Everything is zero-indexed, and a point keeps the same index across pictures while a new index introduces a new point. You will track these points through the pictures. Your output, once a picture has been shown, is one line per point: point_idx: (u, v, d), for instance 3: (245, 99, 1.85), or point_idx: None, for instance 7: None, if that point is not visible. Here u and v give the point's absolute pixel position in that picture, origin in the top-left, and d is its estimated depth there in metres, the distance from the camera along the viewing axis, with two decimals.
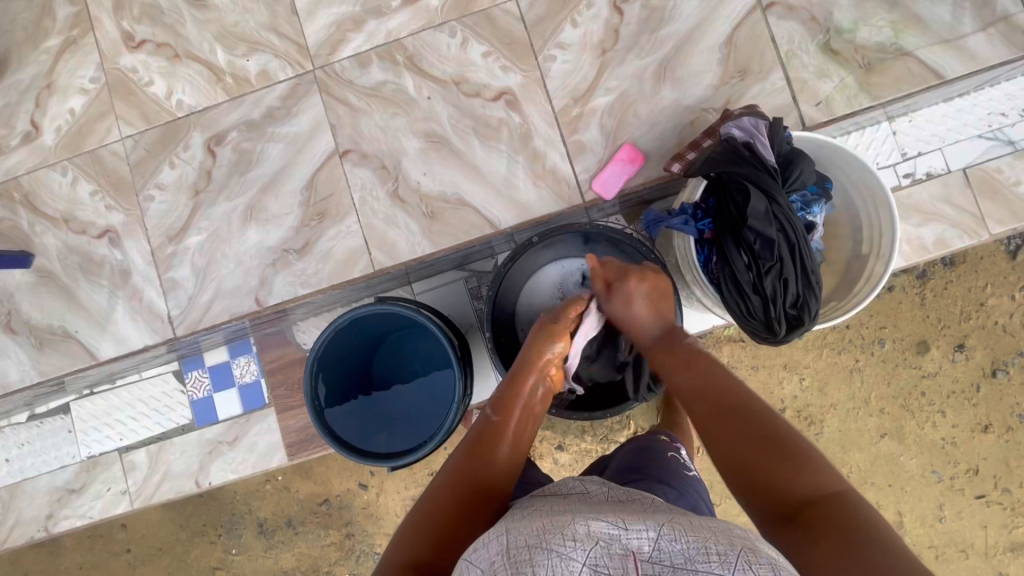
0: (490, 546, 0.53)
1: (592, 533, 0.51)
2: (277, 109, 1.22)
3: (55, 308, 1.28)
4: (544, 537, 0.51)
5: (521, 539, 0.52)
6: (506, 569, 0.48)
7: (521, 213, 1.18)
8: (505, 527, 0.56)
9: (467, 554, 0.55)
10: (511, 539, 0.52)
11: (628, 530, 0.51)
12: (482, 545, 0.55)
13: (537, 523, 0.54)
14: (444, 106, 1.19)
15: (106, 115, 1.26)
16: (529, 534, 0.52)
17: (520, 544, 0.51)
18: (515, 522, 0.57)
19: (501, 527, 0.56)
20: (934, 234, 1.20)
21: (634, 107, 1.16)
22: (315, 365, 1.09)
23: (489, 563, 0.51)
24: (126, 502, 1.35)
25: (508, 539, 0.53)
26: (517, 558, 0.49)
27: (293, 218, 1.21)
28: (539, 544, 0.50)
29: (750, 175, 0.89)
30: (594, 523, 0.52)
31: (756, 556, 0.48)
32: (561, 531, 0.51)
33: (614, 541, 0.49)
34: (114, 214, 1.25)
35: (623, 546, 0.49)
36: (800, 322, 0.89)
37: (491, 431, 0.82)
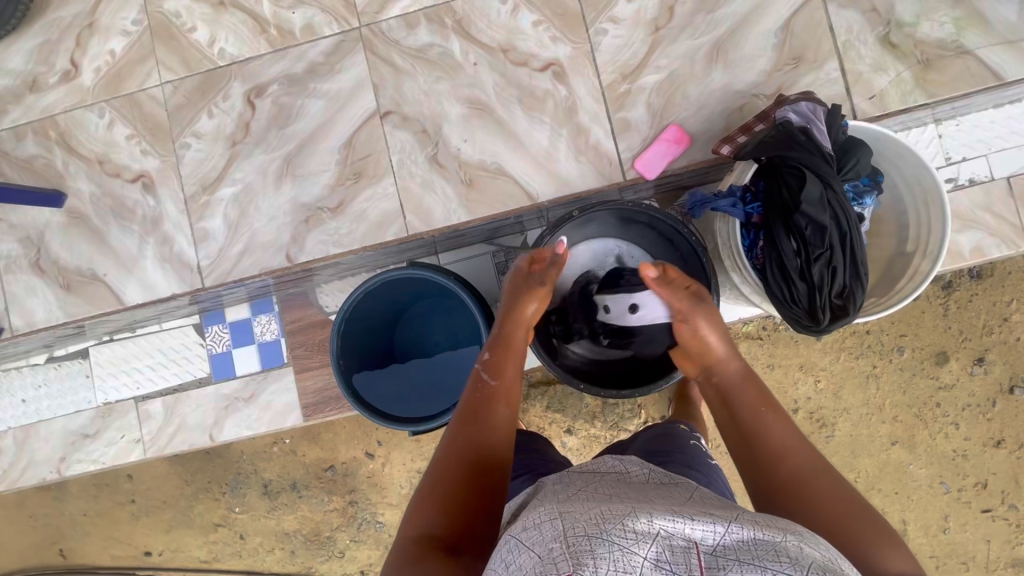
0: (544, 529, 0.55)
1: (652, 526, 0.51)
2: (320, 64, 1.20)
3: (83, 250, 1.27)
4: (603, 526, 0.52)
5: (578, 526, 0.53)
6: (565, 555, 0.49)
7: (560, 188, 1.16)
8: (558, 512, 0.57)
9: (519, 536, 0.57)
10: (566, 525, 0.54)
11: (691, 524, 0.51)
12: (534, 526, 0.56)
13: (592, 511, 0.56)
14: (489, 74, 1.17)
15: (146, 59, 1.25)
16: (586, 521, 0.53)
17: (578, 531, 0.52)
18: (567, 507, 0.58)
19: (554, 511, 0.57)
20: (971, 241, 1.19)
21: (683, 88, 1.14)
22: (343, 324, 1.09)
23: (545, 547, 0.52)
24: (139, 450, 1.36)
25: (563, 524, 0.54)
26: (576, 544, 0.50)
27: (328, 176, 1.20)
28: (598, 532, 0.51)
29: (805, 160, 0.87)
30: (654, 516, 0.53)
31: (822, 559, 0.48)
32: (620, 522, 0.52)
33: (675, 535, 0.50)
34: (149, 159, 1.24)
35: (685, 539, 0.49)
36: (844, 313, 0.88)
37: (485, 396, 0.84)
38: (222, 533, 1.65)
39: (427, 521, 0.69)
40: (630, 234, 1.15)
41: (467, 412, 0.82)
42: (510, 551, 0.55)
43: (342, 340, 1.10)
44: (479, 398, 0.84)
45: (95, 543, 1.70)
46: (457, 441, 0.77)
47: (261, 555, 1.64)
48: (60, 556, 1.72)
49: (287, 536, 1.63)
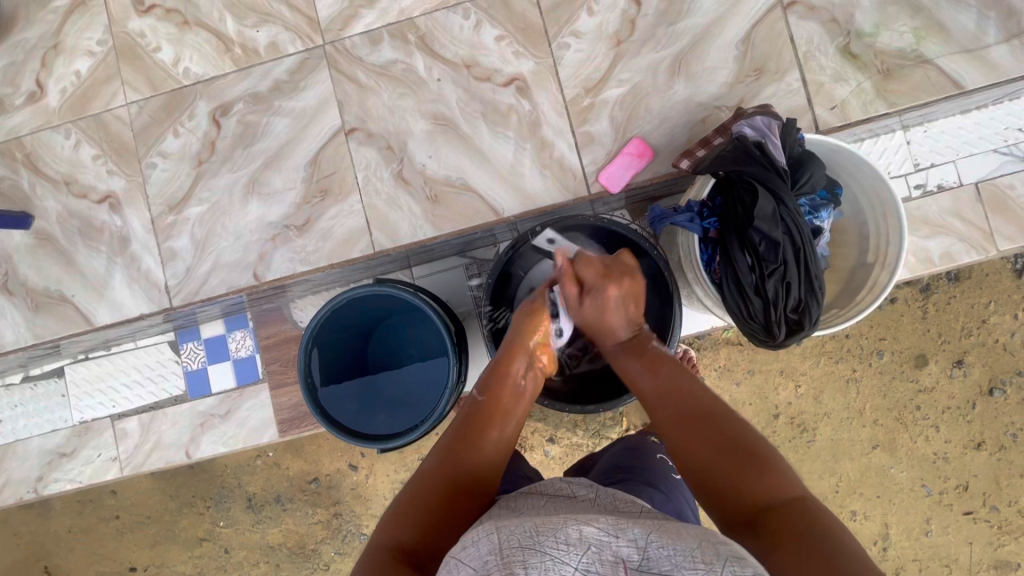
0: (481, 544, 0.55)
1: (583, 537, 0.53)
2: (285, 82, 1.20)
3: (53, 271, 1.27)
4: (537, 539, 0.53)
5: (513, 539, 0.54)
6: (498, 569, 0.50)
7: (526, 201, 1.16)
8: (494, 525, 0.58)
9: (457, 550, 0.57)
10: (502, 539, 0.54)
11: (619, 535, 0.53)
12: (472, 542, 0.57)
13: (527, 524, 0.56)
14: (453, 88, 1.18)
15: (112, 79, 1.25)
16: (522, 535, 0.54)
17: (513, 545, 0.53)
18: (505, 521, 0.59)
19: (492, 525, 0.58)
20: (941, 247, 1.19)
21: (646, 101, 1.14)
22: (310, 344, 1.09)
23: (480, 562, 0.52)
24: (116, 469, 1.35)
25: (500, 538, 0.55)
26: (508, 557, 0.51)
27: (296, 193, 1.20)
28: (532, 546, 0.52)
29: (758, 175, 0.87)
30: (585, 528, 0.54)
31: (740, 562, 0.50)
32: (554, 535, 0.53)
33: (604, 548, 0.51)
34: (116, 179, 1.24)
35: (614, 553, 0.51)
36: (801, 327, 0.88)
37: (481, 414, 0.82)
38: (207, 548, 1.65)
39: (400, 533, 0.68)
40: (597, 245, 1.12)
41: (460, 425, 0.81)
42: (449, 570, 0.56)
43: (311, 358, 1.10)
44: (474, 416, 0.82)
45: (80, 561, 1.69)
46: (442, 455, 0.76)
47: (247, 569, 1.64)
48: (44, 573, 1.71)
49: (272, 549, 1.62)
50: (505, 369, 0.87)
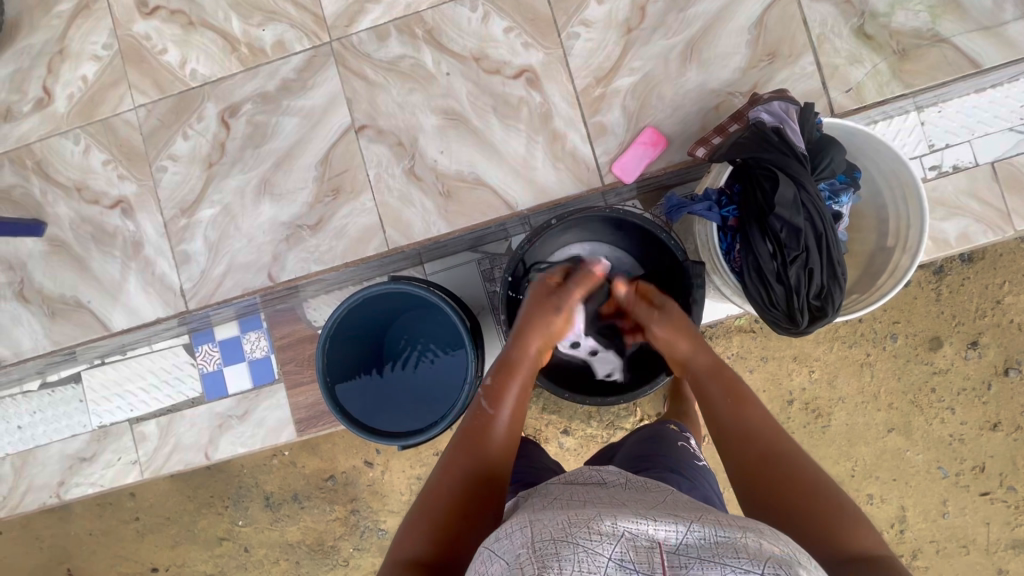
0: (513, 536, 0.55)
1: (616, 526, 0.52)
2: (292, 81, 1.20)
3: (67, 278, 1.27)
4: (570, 530, 0.53)
5: (545, 531, 0.53)
6: (533, 562, 0.49)
7: (539, 194, 1.16)
8: (525, 519, 0.57)
9: (490, 543, 0.57)
10: (535, 530, 0.54)
11: (653, 524, 0.53)
12: (503, 535, 0.56)
13: (559, 516, 0.56)
14: (462, 83, 1.16)
15: (119, 83, 1.24)
16: (554, 526, 0.53)
17: (545, 537, 0.52)
18: (536, 514, 0.59)
19: (522, 518, 0.57)
20: (957, 228, 1.18)
21: (658, 89, 1.13)
22: (327, 342, 1.09)
23: (514, 555, 0.52)
24: (136, 472, 1.36)
25: (531, 530, 0.54)
26: (543, 549, 0.50)
27: (307, 193, 1.20)
28: (565, 537, 0.51)
29: (778, 161, 0.87)
30: (619, 518, 0.53)
31: (778, 551, 0.50)
32: (586, 524, 0.53)
33: (638, 535, 0.51)
34: (127, 184, 1.24)
35: (648, 539, 0.51)
36: (823, 314, 0.87)
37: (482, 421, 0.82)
38: (227, 547, 1.66)
39: (416, 546, 0.69)
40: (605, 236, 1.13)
41: (462, 438, 0.81)
42: (481, 564, 0.55)
43: (327, 357, 1.10)
44: (476, 425, 0.82)
45: (103, 562, 1.71)
46: (448, 468, 0.76)
47: (266, 567, 1.65)
48: None
49: (291, 547, 1.63)
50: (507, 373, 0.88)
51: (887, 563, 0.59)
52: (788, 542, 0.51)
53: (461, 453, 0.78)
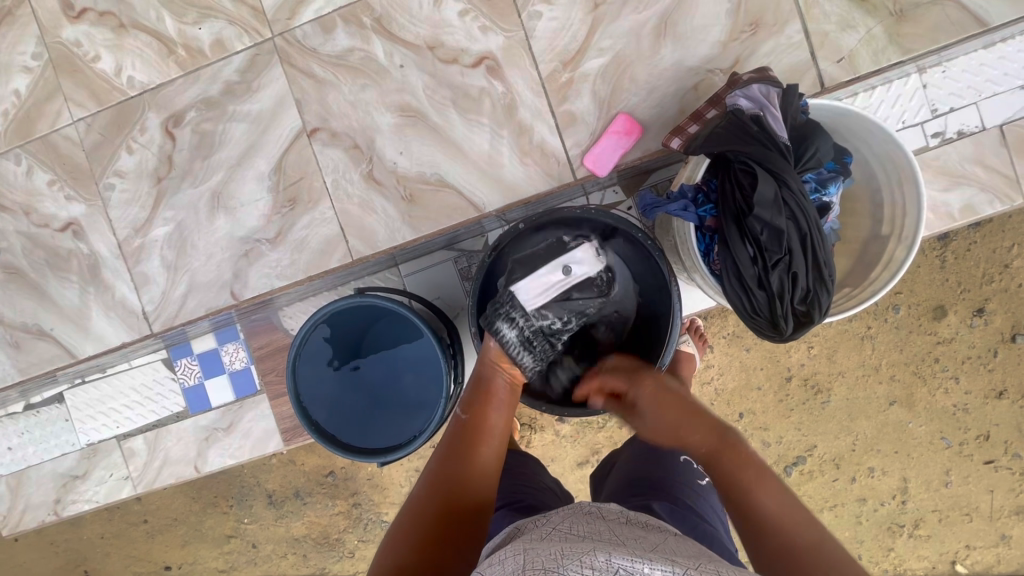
0: (505, 562, 0.52)
1: (611, 562, 0.49)
2: (236, 84, 1.11)
3: (28, 305, 1.23)
4: (562, 561, 0.50)
5: (539, 559, 0.51)
6: None
7: (508, 192, 1.08)
8: (520, 547, 0.55)
9: (483, 569, 0.55)
10: (527, 560, 0.51)
11: (648, 564, 0.49)
12: (497, 560, 0.54)
13: (556, 547, 0.54)
14: (418, 75, 1.08)
15: (54, 95, 1.16)
16: (548, 557, 0.51)
17: (538, 564, 0.50)
18: (532, 542, 0.56)
19: (517, 546, 0.55)
20: (962, 199, 1.09)
21: (630, 70, 1.04)
22: (297, 360, 1.08)
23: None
24: (130, 486, 1.32)
25: (525, 557, 0.52)
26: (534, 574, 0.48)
27: (265, 203, 1.13)
28: (557, 567, 0.49)
29: (756, 155, 0.79)
30: (614, 553, 0.51)
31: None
32: (579, 557, 0.50)
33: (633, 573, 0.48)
34: (76, 205, 1.18)
35: None
36: (809, 319, 0.81)
37: (468, 429, 0.85)
38: (235, 543, 1.67)
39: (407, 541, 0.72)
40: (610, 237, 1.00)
41: (447, 451, 0.82)
42: None
43: (298, 372, 1.09)
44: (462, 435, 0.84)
45: (115, 564, 1.73)
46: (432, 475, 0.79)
47: (275, 561, 1.66)
48: None
49: (297, 541, 1.64)
50: (484, 392, 0.88)
51: None
52: None
53: (446, 456, 0.81)
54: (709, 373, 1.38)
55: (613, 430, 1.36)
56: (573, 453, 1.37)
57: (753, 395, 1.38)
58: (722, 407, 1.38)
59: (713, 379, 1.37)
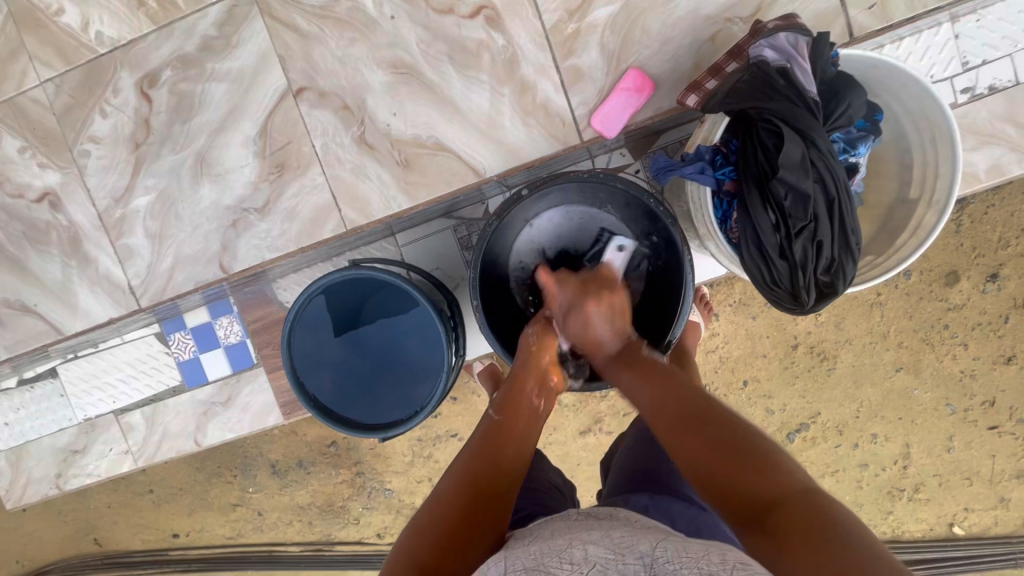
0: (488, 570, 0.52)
1: (587, 557, 0.49)
2: (213, 39, 1.03)
3: (11, 278, 1.17)
4: (540, 562, 0.50)
5: (519, 563, 0.51)
6: None
7: (510, 156, 1.01)
8: (504, 554, 0.55)
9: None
10: (507, 564, 0.51)
11: (623, 556, 0.49)
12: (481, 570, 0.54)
13: (538, 548, 0.54)
14: (411, 27, 0.99)
15: (18, 54, 1.07)
16: (527, 561, 0.51)
17: (516, 569, 0.50)
18: (517, 547, 0.56)
19: (500, 554, 0.55)
20: (989, 159, 1.02)
21: (642, 20, 0.95)
22: (295, 326, 1.03)
23: None
24: (131, 461, 1.28)
25: (507, 564, 0.52)
26: None
27: (251, 169, 1.06)
28: (534, 569, 0.49)
29: (782, 112, 0.73)
30: (590, 548, 0.51)
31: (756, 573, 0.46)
32: (556, 557, 0.50)
33: (609, 565, 0.48)
34: (50, 173, 1.11)
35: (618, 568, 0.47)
36: (832, 291, 0.76)
37: (498, 428, 0.76)
38: (241, 512, 1.66)
39: (419, 548, 0.61)
40: (614, 206, 0.99)
41: (479, 441, 0.74)
42: None
43: (295, 339, 1.03)
44: (495, 429, 0.76)
45: (123, 532, 1.73)
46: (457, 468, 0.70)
47: (280, 529, 1.66)
48: (95, 545, 1.74)
49: (302, 509, 1.63)
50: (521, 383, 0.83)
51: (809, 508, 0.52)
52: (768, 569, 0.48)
53: (472, 456, 0.72)
54: (715, 341, 1.34)
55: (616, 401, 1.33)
56: (576, 423, 1.35)
57: (758, 362, 1.34)
58: (726, 375, 1.36)
59: (718, 347, 1.34)
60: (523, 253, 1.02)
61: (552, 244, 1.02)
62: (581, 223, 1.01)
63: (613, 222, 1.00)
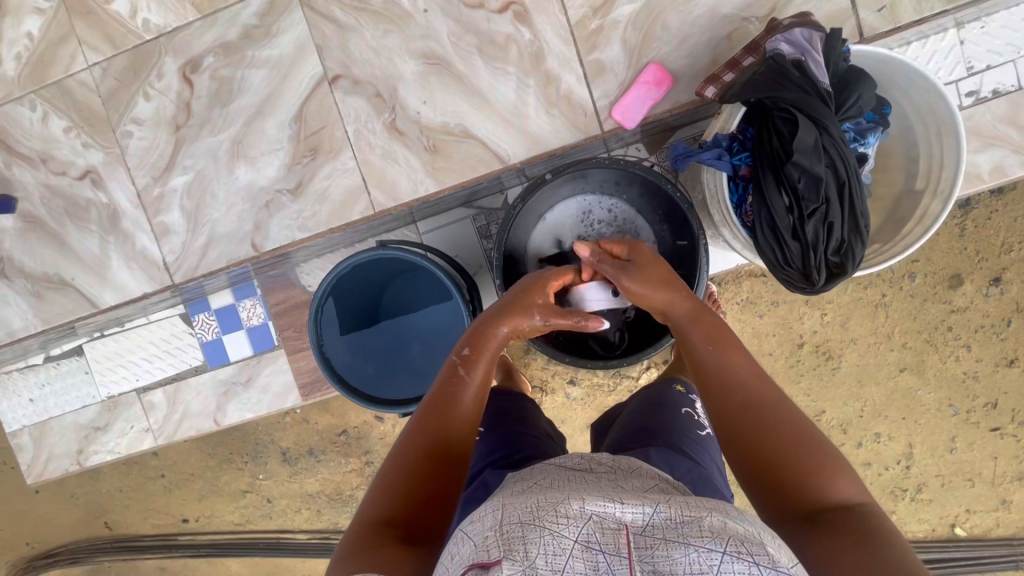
0: (484, 519, 0.52)
1: (585, 508, 0.50)
2: (254, 28, 1.08)
3: (49, 255, 1.23)
4: (538, 513, 0.50)
5: (515, 513, 0.50)
6: (498, 546, 0.47)
7: (532, 144, 1.06)
8: (501, 500, 0.54)
9: (462, 526, 0.55)
10: (503, 514, 0.51)
11: (620, 506, 0.50)
12: (477, 516, 0.53)
13: (534, 497, 0.53)
14: (443, 20, 1.05)
15: (68, 38, 1.13)
16: (525, 509, 0.51)
17: (514, 520, 0.49)
18: (513, 495, 0.56)
19: (496, 500, 0.55)
20: (993, 160, 1.06)
21: (663, 17, 1.00)
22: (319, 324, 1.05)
23: (482, 536, 0.49)
24: (150, 439, 1.32)
25: (504, 512, 0.51)
26: (509, 531, 0.48)
27: (284, 153, 1.11)
28: (533, 521, 0.49)
29: (796, 101, 0.77)
30: (589, 499, 0.51)
31: (743, 531, 0.48)
32: (554, 508, 0.50)
33: (607, 516, 0.49)
34: (93, 152, 1.16)
35: (616, 520, 0.48)
36: (842, 271, 0.80)
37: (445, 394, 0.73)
38: (251, 499, 1.69)
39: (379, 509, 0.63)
40: (628, 196, 1.05)
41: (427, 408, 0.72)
42: (452, 544, 0.52)
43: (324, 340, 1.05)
44: (444, 392, 0.74)
45: (135, 516, 1.76)
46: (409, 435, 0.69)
47: (290, 516, 1.69)
48: (106, 527, 1.78)
49: (312, 497, 1.66)
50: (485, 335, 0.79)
51: (859, 519, 0.55)
52: (755, 523, 0.51)
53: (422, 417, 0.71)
54: None
55: (624, 393, 1.36)
56: (585, 413, 1.38)
57: (764, 359, 1.37)
58: None
59: None
60: (544, 239, 1.07)
61: (571, 231, 1.08)
62: (599, 211, 1.07)
63: (629, 211, 1.06)
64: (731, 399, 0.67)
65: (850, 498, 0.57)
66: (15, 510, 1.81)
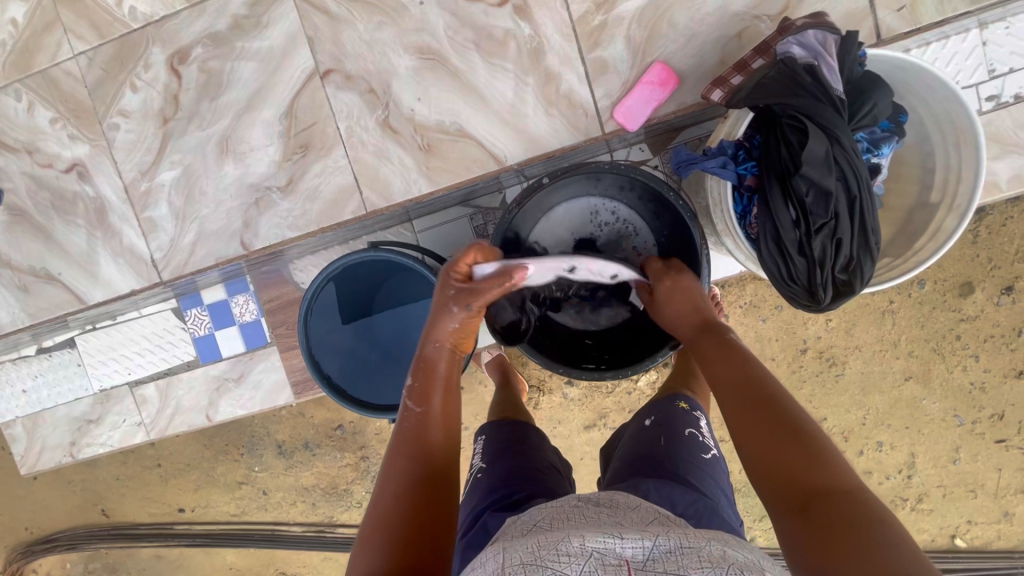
0: (486, 564, 0.51)
1: (586, 546, 0.49)
2: (244, 18, 1.04)
3: (38, 248, 1.20)
4: (539, 554, 0.49)
5: (518, 556, 0.49)
6: None
7: (531, 145, 1.02)
8: (502, 546, 0.53)
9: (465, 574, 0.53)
10: (504, 558, 0.50)
11: (621, 540, 0.49)
12: (480, 562, 0.52)
13: (534, 539, 0.53)
14: (439, 13, 1.00)
15: (53, 26, 1.09)
16: (526, 551, 0.50)
17: (517, 562, 0.48)
18: (514, 539, 0.55)
19: (498, 546, 0.54)
20: (1012, 168, 1.02)
21: (669, 15, 0.96)
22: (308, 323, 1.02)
23: None
24: (143, 433, 1.31)
25: (506, 556, 0.50)
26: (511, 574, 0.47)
27: (275, 149, 1.08)
28: (535, 562, 0.48)
29: (807, 109, 0.73)
30: (589, 537, 0.50)
31: (745, 559, 0.48)
32: (556, 548, 0.49)
33: (608, 552, 0.48)
34: (79, 145, 1.13)
35: (617, 555, 0.47)
36: (849, 289, 0.76)
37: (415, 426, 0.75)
38: (246, 490, 1.69)
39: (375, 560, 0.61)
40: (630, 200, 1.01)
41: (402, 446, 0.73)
42: None
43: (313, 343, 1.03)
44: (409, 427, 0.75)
45: (132, 504, 1.76)
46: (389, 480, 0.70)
47: (285, 508, 1.68)
48: (103, 515, 1.77)
49: (307, 490, 1.65)
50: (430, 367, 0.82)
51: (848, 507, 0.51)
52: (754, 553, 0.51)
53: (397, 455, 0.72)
54: None
55: (622, 396, 1.33)
56: (581, 414, 1.35)
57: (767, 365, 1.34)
58: None
59: None
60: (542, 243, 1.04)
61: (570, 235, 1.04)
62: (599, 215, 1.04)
63: (630, 216, 1.02)
64: (737, 387, 0.67)
65: (837, 483, 0.54)
66: (13, 496, 1.81)
